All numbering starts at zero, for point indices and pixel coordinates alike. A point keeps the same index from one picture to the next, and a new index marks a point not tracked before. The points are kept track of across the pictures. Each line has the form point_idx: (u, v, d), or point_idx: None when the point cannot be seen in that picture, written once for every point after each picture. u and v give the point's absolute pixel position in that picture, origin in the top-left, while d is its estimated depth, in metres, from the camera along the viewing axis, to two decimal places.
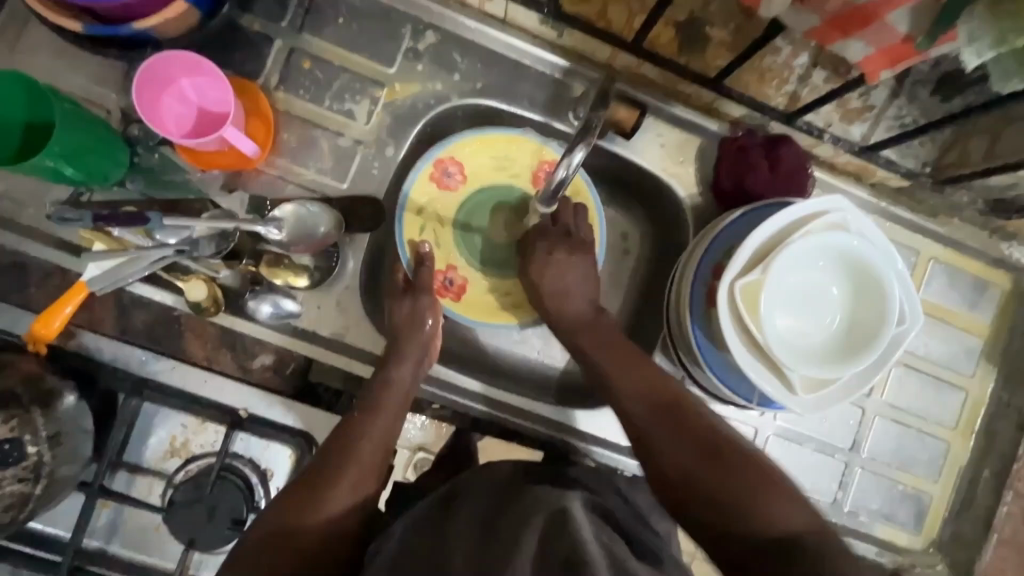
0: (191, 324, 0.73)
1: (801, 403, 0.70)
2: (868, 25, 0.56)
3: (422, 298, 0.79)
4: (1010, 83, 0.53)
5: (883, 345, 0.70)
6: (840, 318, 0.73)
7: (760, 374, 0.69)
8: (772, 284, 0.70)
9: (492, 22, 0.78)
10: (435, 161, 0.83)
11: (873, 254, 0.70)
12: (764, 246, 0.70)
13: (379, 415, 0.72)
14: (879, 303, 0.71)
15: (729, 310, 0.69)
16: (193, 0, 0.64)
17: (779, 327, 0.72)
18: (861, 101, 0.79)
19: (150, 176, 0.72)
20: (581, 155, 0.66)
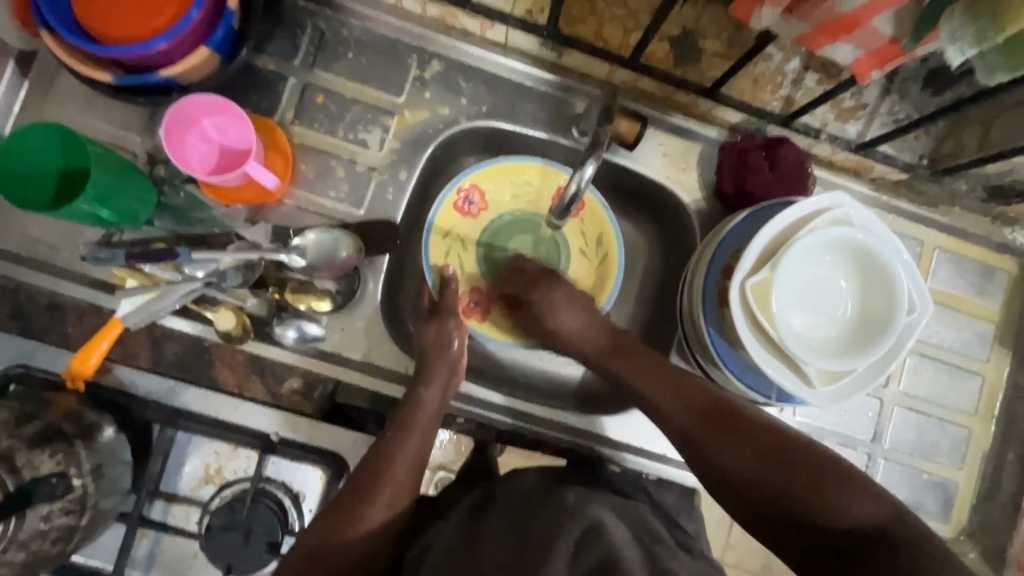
0: (220, 354, 0.74)
1: (814, 397, 0.67)
2: (852, 31, 0.52)
3: (449, 323, 0.76)
4: (992, 76, 0.47)
5: (896, 335, 0.66)
6: (848, 310, 0.69)
7: (776, 369, 0.67)
8: (781, 279, 0.67)
9: (494, 48, 0.79)
10: (458, 188, 0.84)
11: (880, 244, 0.67)
12: (773, 243, 0.68)
13: (412, 434, 0.68)
14: (890, 294, 0.67)
15: (741, 308, 0.67)
16: (215, 46, 0.66)
17: (794, 322, 0.68)
18: (854, 100, 0.75)
19: (177, 214, 0.74)
20: (592, 169, 0.67)
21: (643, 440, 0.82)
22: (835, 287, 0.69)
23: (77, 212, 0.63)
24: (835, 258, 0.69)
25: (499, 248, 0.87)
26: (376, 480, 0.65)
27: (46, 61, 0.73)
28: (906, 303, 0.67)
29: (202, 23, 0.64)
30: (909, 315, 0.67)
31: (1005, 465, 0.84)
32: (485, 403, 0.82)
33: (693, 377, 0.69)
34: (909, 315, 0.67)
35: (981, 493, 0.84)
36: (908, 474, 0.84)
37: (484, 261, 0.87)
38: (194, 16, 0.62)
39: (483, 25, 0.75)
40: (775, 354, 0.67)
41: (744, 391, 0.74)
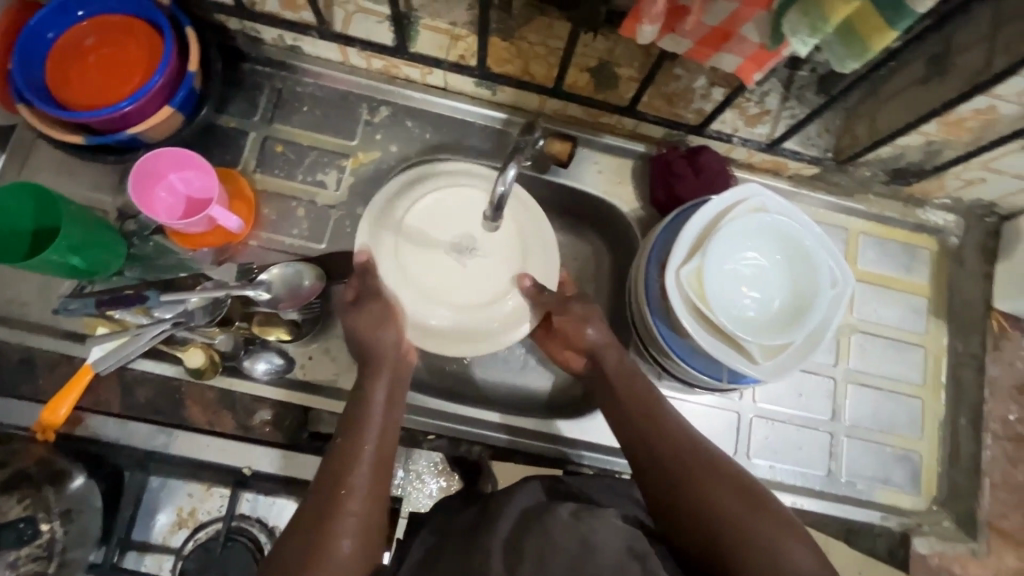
0: (191, 393, 0.75)
1: (760, 371, 0.71)
2: (728, 40, 0.61)
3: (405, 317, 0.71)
4: (845, 65, 0.56)
5: (823, 309, 0.72)
6: (782, 290, 0.75)
7: (722, 351, 0.71)
8: (712, 268, 0.73)
9: (435, 91, 0.88)
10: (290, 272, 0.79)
11: (794, 225, 0.74)
12: (701, 233, 0.74)
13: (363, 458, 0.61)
14: (811, 270, 0.74)
15: (680, 298, 0.72)
16: (178, 105, 0.72)
17: (730, 306, 0.74)
18: (758, 107, 0.83)
19: (146, 263, 0.79)
20: (514, 170, 0.69)
21: (615, 440, 0.84)
22: (766, 271, 0.75)
23: (50, 262, 0.67)
24: (763, 246, 0.75)
25: None
26: (327, 522, 0.56)
27: (22, 134, 0.79)
28: (828, 277, 0.73)
29: (165, 86, 0.71)
30: (834, 289, 0.73)
31: (960, 430, 0.87)
32: (482, 422, 0.83)
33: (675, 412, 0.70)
34: (833, 288, 0.73)
35: (944, 461, 0.86)
36: (872, 448, 0.87)
37: None
38: (157, 81, 0.69)
39: (424, 72, 0.85)
40: (718, 338, 0.72)
41: (697, 376, 0.77)
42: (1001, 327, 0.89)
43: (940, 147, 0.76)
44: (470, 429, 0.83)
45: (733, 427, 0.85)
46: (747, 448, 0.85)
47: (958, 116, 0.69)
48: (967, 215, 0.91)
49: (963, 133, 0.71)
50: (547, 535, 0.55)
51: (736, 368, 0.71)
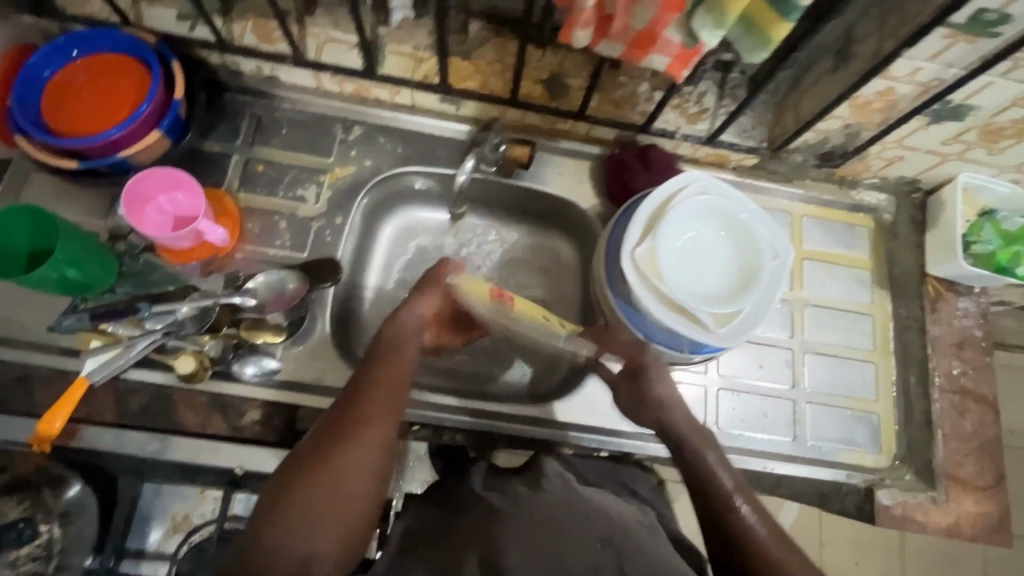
0: (182, 399, 0.78)
1: (715, 339, 0.78)
2: (655, 43, 0.69)
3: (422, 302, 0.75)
4: (753, 55, 0.65)
5: (767, 279, 0.80)
6: (732, 262, 0.82)
7: (678, 321, 0.78)
8: (665, 245, 0.80)
9: (404, 109, 0.96)
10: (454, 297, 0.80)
11: (735, 204, 0.83)
12: (652, 215, 0.81)
13: (378, 397, 0.65)
14: (753, 242, 0.82)
15: (636, 275, 0.78)
16: (164, 128, 0.79)
17: (686, 279, 0.80)
18: (697, 105, 0.92)
19: (136, 279, 0.83)
20: (469, 163, 0.88)
21: (592, 418, 0.88)
22: (717, 245, 0.82)
23: (47, 277, 0.72)
24: (711, 223, 0.83)
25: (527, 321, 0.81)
26: (340, 451, 0.60)
27: (16, 167, 0.85)
28: (768, 249, 0.81)
29: (153, 113, 0.77)
30: (776, 260, 0.81)
31: (911, 388, 0.93)
32: (450, 410, 0.87)
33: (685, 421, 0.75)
34: (775, 260, 0.81)
35: (900, 419, 0.92)
36: (833, 413, 0.92)
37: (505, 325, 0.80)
38: (145, 109, 0.76)
39: (392, 92, 0.93)
40: (675, 310, 0.78)
41: (660, 349, 0.83)
42: (936, 291, 0.96)
43: (857, 129, 0.85)
44: (453, 417, 0.86)
45: (702, 400, 0.91)
46: (716, 419, 0.90)
47: (864, 99, 0.78)
48: (896, 193, 1.00)
49: (873, 115, 0.81)
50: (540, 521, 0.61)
51: (695, 338, 0.77)
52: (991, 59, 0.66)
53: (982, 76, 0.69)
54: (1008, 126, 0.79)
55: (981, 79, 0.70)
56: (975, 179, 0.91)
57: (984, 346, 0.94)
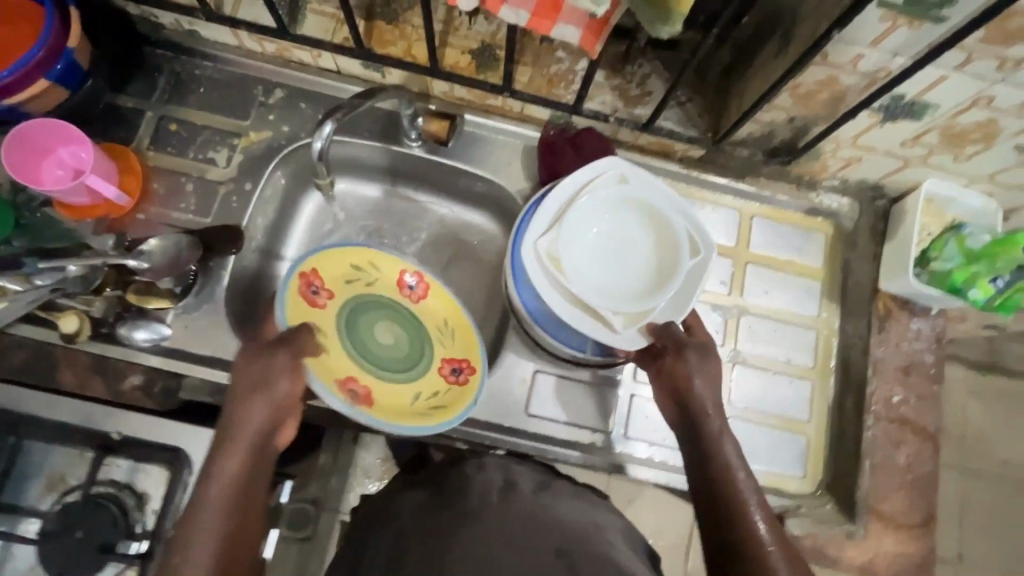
0: (64, 357, 0.78)
1: (620, 338, 0.72)
2: (560, 9, 0.63)
3: (256, 410, 0.65)
4: (658, 31, 0.58)
5: (681, 278, 0.73)
6: (651, 260, 0.76)
7: (581, 320, 0.73)
8: (572, 237, 0.74)
9: (329, 75, 0.91)
10: (299, 275, 0.79)
11: (658, 194, 0.76)
12: (564, 204, 0.75)
13: (243, 432, 0.64)
14: (672, 238, 0.76)
15: (538, 266, 0.73)
16: (55, 78, 0.76)
17: (592, 276, 0.75)
18: (639, 88, 0.85)
19: (34, 233, 0.81)
20: (328, 127, 0.72)
21: (491, 414, 0.84)
22: (636, 241, 0.77)
23: None
24: (631, 216, 0.77)
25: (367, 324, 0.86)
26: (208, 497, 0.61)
27: None
28: (688, 246, 0.75)
29: (44, 60, 0.74)
30: (696, 259, 0.74)
31: (846, 412, 0.86)
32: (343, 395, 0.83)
33: (711, 418, 0.67)
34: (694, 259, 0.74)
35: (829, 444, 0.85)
36: (757, 431, 0.85)
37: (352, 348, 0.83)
38: (35, 54, 0.72)
39: (313, 55, 0.88)
40: (579, 307, 0.73)
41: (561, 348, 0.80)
42: (886, 308, 0.87)
43: (805, 123, 0.77)
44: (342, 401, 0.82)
45: (611, 406, 0.85)
46: (626, 429, 0.85)
47: (806, 87, 0.70)
48: (858, 198, 0.91)
49: (819, 107, 0.72)
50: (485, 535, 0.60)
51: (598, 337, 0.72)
52: (936, 48, 0.58)
53: (929, 67, 0.61)
54: (971, 129, 0.69)
55: (930, 71, 0.62)
56: (941, 188, 0.82)
57: (933, 373, 0.85)
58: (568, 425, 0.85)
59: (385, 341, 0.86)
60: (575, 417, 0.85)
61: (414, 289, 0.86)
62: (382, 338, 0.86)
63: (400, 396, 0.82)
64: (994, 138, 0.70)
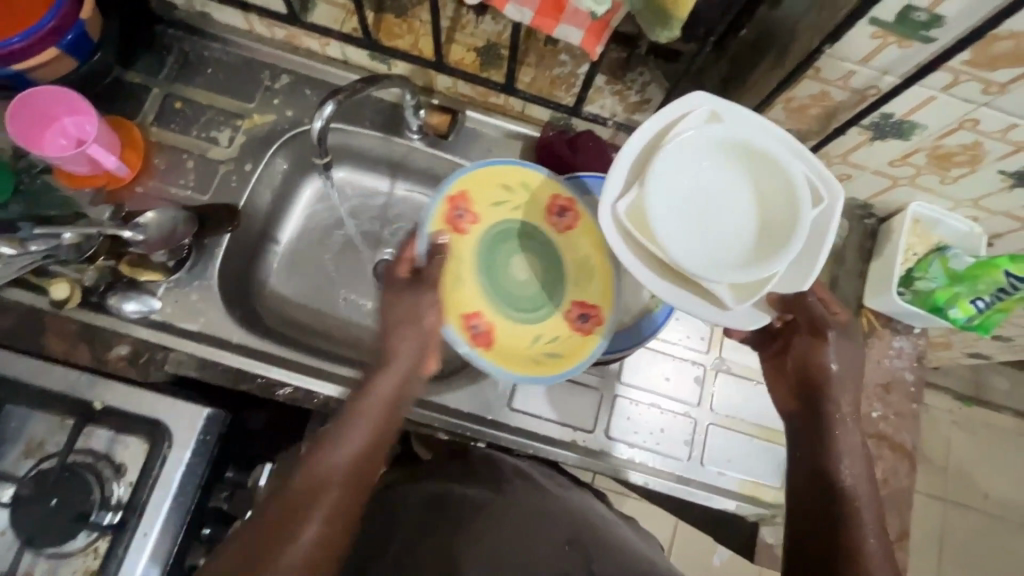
0: (53, 325, 0.78)
1: (729, 316, 0.65)
2: (563, 10, 0.64)
3: (401, 359, 0.68)
4: (658, 34, 0.59)
5: (806, 231, 0.62)
6: (753, 212, 0.65)
7: (682, 299, 0.65)
8: (663, 196, 0.63)
9: (335, 64, 0.92)
10: (447, 199, 0.83)
11: (764, 135, 0.64)
12: (643, 158, 0.66)
13: (381, 392, 0.65)
14: (785, 185, 0.64)
15: (618, 233, 0.65)
16: (65, 48, 0.77)
17: (696, 239, 0.64)
18: (639, 95, 0.87)
19: (31, 199, 0.82)
20: (329, 109, 0.72)
21: (473, 406, 0.85)
22: (732, 191, 0.65)
23: None
24: (725, 164, 0.65)
25: (504, 257, 0.86)
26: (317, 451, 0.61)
27: None
28: (808, 194, 0.63)
29: (56, 30, 0.75)
30: (818, 208, 0.64)
31: None
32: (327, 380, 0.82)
33: (836, 412, 0.68)
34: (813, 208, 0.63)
35: None
36: (736, 438, 0.86)
37: (485, 276, 0.84)
38: (47, 24, 0.74)
39: (322, 43, 0.89)
40: (677, 284, 0.65)
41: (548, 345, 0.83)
42: (870, 325, 0.88)
43: (798, 137, 0.78)
44: (325, 384, 0.82)
45: (594, 406, 0.86)
46: (607, 429, 0.86)
47: (799, 101, 0.72)
48: (848, 216, 0.92)
49: (811, 121, 0.74)
50: (499, 525, 0.69)
51: (702, 318, 0.65)
52: (923, 67, 0.60)
53: (917, 87, 0.62)
54: (957, 151, 0.71)
55: (918, 90, 0.63)
56: (928, 211, 0.84)
57: (913, 392, 0.86)
58: (550, 421, 0.85)
59: (523, 274, 0.86)
60: (556, 413, 0.85)
61: (565, 218, 0.86)
62: (520, 269, 0.86)
63: (523, 338, 0.82)
64: (980, 161, 0.71)
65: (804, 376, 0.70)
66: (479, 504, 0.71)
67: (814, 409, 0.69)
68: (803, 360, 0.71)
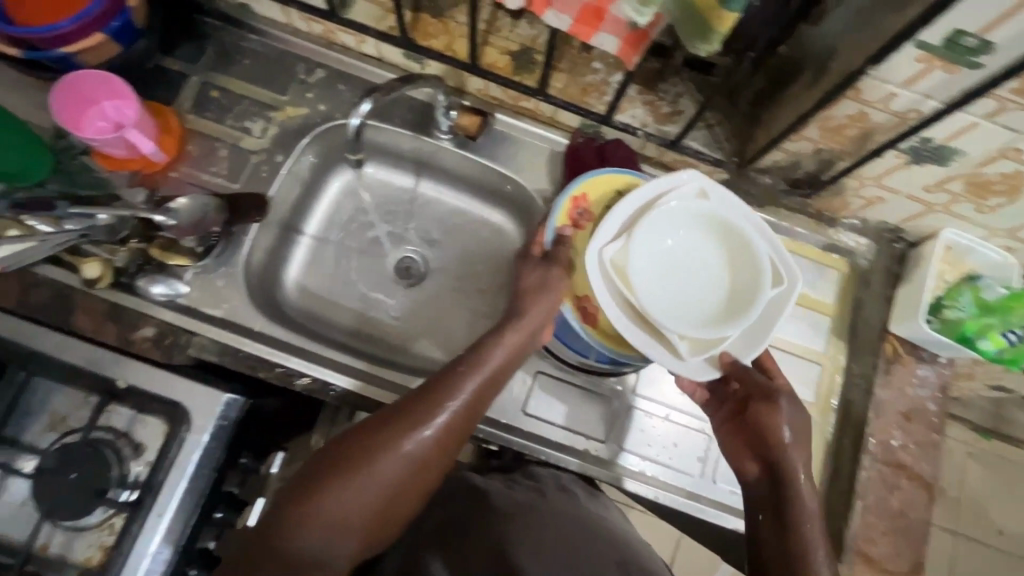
0: (82, 303, 0.79)
1: (686, 366, 0.74)
2: (603, 19, 0.64)
3: (511, 338, 0.73)
4: (696, 47, 0.59)
5: (762, 306, 0.74)
6: (721, 284, 0.78)
7: (646, 342, 0.73)
8: (640, 250, 0.76)
9: (369, 61, 0.93)
10: (572, 198, 0.84)
11: (738, 217, 0.77)
12: (634, 217, 0.78)
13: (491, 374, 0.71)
14: (750, 266, 0.76)
15: (600, 272, 0.75)
16: (111, 33, 0.79)
17: (666, 291, 0.76)
18: (671, 106, 0.87)
19: (67, 179, 0.84)
20: (365, 107, 0.77)
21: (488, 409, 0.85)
22: (706, 264, 0.78)
23: None
24: (703, 236, 0.79)
25: None
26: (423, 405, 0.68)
27: None
28: (768, 276, 0.75)
29: (103, 15, 0.77)
30: (776, 288, 0.75)
31: (842, 451, 0.85)
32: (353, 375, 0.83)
33: (794, 472, 0.70)
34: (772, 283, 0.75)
35: (823, 482, 0.85)
36: None
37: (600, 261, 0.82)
38: (95, 9, 0.75)
39: (357, 39, 0.90)
40: (643, 328, 0.74)
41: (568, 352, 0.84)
42: (894, 351, 0.87)
43: (831, 157, 0.77)
44: (345, 379, 0.83)
45: (608, 415, 0.86)
46: (619, 440, 0.85)
47: (836, 121, 0.70)
48: (877, 239, 0.91)
49: (846, 142, 0.73)
50: (535, 526, 0.75)
51: (663, 363, 0.73)
52: (969, 92, 0.58)
53: (960, 112, 0.61)
54: (997, 180, 0.69)
55: (961, 116, 0.62)
56: (960, 238, 0.82)
57: (935, 422, 0.84)
58: (560, 428, 0.85)
59: None
60: (567, 421, 0.86)
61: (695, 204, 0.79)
62: None
63: None
64: (1020, 191, 0.70)
65: (759, 437, 0.73)
66: (514, 509, 0.77)
67: (771, 469, 0.72)
68: (758, 423, 0.74)
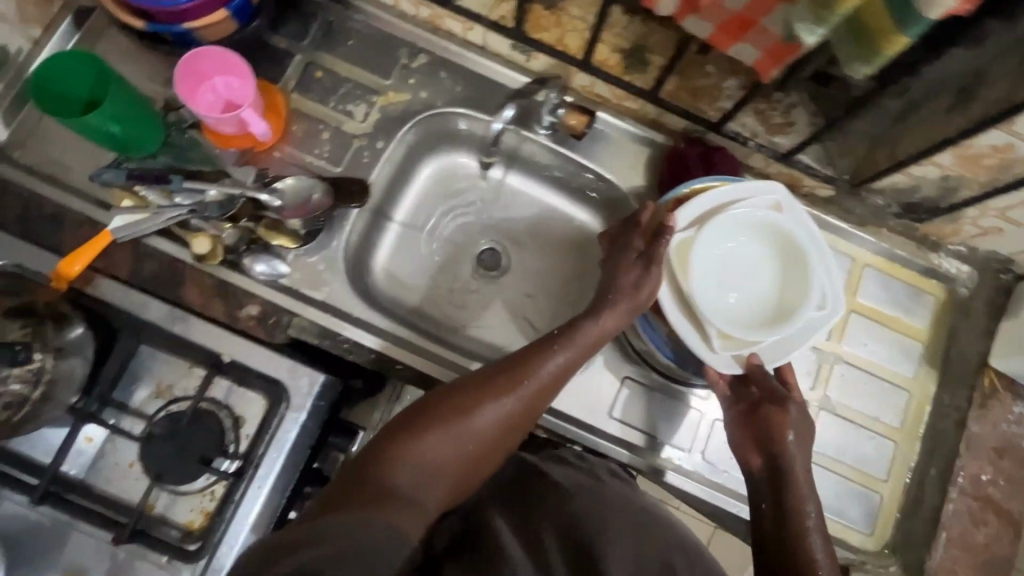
0: (191, 276, 0.81)
1: (714, 357, 0.74)
2: (748, 30, 0.62)
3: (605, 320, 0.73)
4: (855, 68, 0.58)
5: (800, 326, 0.75)
6: (768, 300, 0.78)
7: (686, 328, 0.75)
8: (705, 243, 0.77)
9: (473, 49, 0.92)
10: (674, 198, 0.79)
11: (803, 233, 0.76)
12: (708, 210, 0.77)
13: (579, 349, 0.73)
14: (802, 285, 0.76)
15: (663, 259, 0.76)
16: (232, 10, 0.79)
17: (717, 287, 0.77)
18: (782, 117, 0.82)
19: (178, 153, 0.85)
20: (509, 113, 0.86)
21: (576, 408, 0.86)
22: (759, 276, 0.78)
23: (92, 127, 0.74)
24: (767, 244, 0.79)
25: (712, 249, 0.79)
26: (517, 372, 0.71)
27: (97, 20, 0.87)
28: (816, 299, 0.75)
29: None
30: (821, 312, 0.75)
31: (928, 480, 0.84)
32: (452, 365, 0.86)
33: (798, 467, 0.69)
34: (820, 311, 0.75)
35: (905, 509, 0.85)
36: (831, 478, 0.86)
37: None
38: None
39: (465, 27, 0.88)
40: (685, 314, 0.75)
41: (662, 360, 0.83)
42: (992, 385, 0.85)
43: (958, 184, 0.75)
44: (439, 367, 0.85)
45: (693, 424, 0.87)
46: (702, 450, 0.86)
47: (975, 150, 0.68)
48: (982, 268, 0.89)
49: (981, 171, 0.71)
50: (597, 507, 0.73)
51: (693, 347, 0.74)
52: None
53: None
54: None
55: None
56: None
57: None
58: (645, 434, 0.86)
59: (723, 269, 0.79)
60: (651, 427, 0.86)
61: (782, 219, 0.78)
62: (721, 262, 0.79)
63: None
64: None
65: (761, 433, 0.73)
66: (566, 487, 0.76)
67: (775, 465, 0.71)
68: (767, 421, 0.73)
